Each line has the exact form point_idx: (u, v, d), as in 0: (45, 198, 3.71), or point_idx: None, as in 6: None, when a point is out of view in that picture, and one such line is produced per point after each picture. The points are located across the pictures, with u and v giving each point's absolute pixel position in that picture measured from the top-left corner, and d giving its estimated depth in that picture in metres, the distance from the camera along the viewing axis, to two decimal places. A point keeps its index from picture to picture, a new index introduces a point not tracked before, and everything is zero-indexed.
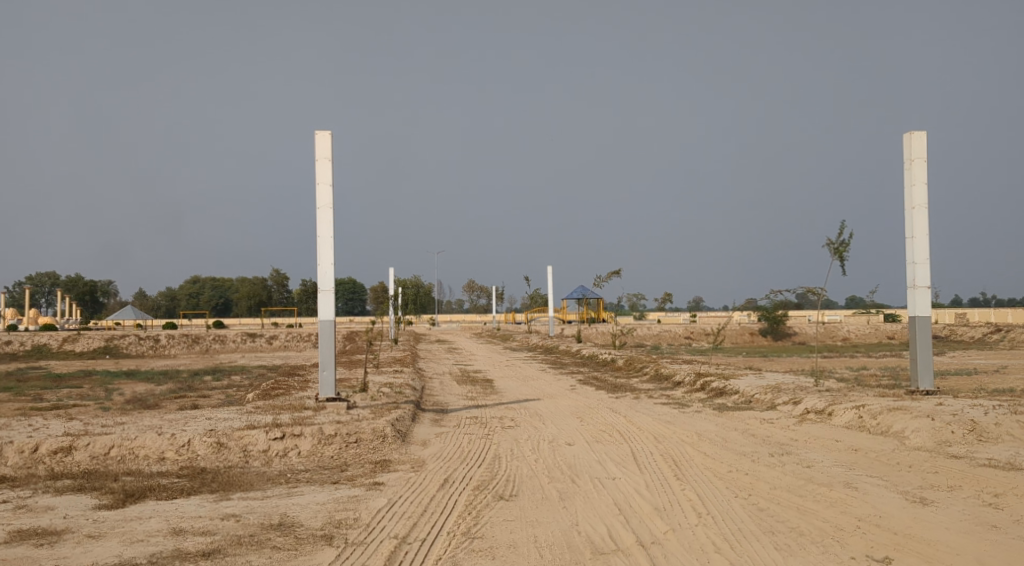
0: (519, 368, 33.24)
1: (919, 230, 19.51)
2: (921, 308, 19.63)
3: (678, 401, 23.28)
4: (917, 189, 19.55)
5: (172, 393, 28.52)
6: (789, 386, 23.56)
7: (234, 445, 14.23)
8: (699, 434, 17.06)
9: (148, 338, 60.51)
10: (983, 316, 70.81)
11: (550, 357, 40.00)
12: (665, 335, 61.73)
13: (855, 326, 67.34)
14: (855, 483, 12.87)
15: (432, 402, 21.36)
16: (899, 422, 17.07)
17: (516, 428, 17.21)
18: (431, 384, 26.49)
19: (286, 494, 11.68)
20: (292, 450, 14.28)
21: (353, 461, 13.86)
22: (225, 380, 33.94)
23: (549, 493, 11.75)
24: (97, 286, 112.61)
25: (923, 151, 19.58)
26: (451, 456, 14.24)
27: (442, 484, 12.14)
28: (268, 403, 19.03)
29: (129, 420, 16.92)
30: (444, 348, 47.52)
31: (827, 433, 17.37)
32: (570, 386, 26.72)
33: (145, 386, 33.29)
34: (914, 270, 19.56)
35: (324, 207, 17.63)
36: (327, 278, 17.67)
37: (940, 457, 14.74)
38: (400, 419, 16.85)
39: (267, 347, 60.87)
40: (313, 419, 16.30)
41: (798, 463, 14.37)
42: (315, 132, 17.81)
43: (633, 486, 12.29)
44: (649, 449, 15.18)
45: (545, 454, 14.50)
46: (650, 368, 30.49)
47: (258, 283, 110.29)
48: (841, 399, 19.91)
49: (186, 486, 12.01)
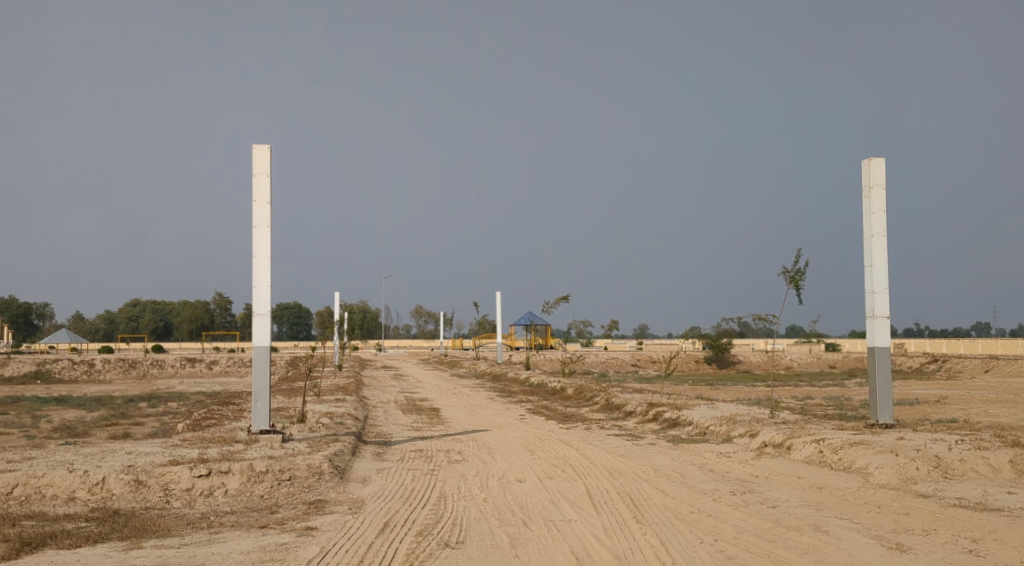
0: (466, 396, 32.17)
1: (878, 258, 18.93)
2: (880, 339, 19.03)
3: (630, 432, 22.40)
4: (876, 217, 18.97)
5: (103, 422, 26.92)
6: (744, 417, 22.79)
7: (155, 484, 12.98)
8: (655, 469, 16.15)
9: (83, 362, 58.22)
10: (920, 345, 71.41)
11: (497, 384, 39.02)
12: (612, 363, 61.13)
13: (798, 354, 67.48)
14: (825, 525, 12.09)
15: (374, 433, 20.20)
16: (861, 457, 16.33)
17: (463, 463, 16.14)
18: (374, 414, 25.28)
19: (207, 541, 10.49)
20: (219, 488, 13.06)
21: (285, 501, 12.70)
22: (162, 407, 32.40)
23: (500, 539, 10.75)
24: (31, 307, 108.92)
25: (881, 177, 19.02)
26: (393, 495, 13.17)
27: (381, 529, 11.06)
28: (197, 435, 17.67)
29: (40, 454, 15.51)
30: (390, 374, 46.38)
31: (787, 469, 16.61)
32: (518, 415, 25.71)
33: (76, 413, 31.60)
34: (873, 299, 18.98)
35: (261, 226, 16.50)
36: (264, 301, 16.48)
37: (908, 496, 14.03)
38: (339, 453, 15.69)
39: (206, 372, 58.95)
40: (244, 453, 15.06)
41: (762, 503, 13.50)
42: (253, 146, 16.71)
43: (590, 530, 11.35)
44: (605, 486, 14.25)
45: (494, 492, 13.48)
46: (600, 397, 29.56)
47: (200, 306, 107.77)
48: (799, 431, 19.16)
49: (95, 532, 10.77)
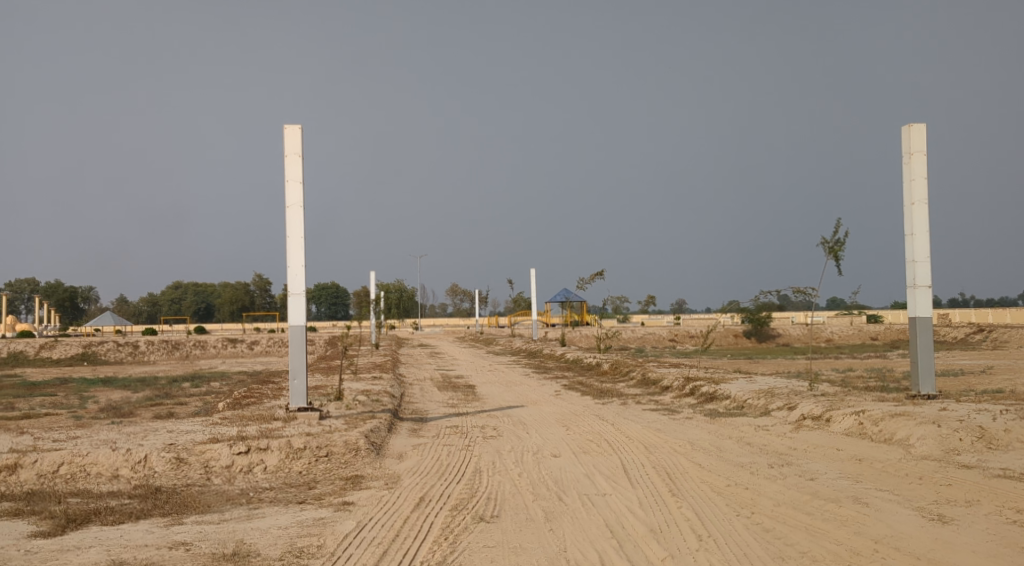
0: (502, 373, 32.26)
1: (919, 227, 18.61)
2: (921, 309, 18.74)
3: (666, 406, 22.31)
4: (916, 184, 18.64)
5: (147, 402, 27.37)
6: (782, 390, 22.61)
7: (195, 461, 13.16)
8: (692, 443, 16.08)
9: (127, 344, 59.17)
10: (964, 316, 70.30)
11: (534, 361, 39.05)
12: (649, 338, 60.91)
13: (839, 326, 66.77)
14: (864, 497, 11.96)
15: (410, 410, 20.32)
16: (902, 429, 16.13)
17: (499, 438, 16.18)
18: (411, 392, 25.41)
19: (246, 517, 10.62)
20: (257, 465, 13.22)
21: (322, 477, 12.82)
22: (203, 387, 32.84)
23: (535, 513, 10.77)
24: (76, 291, 110.79)
25: (922, 144, 18.68)
26: (429, 470, 13.24)
27: (417, 503, 11.13)
28: (236, 414, 17.88)
29: (84, 433, 15.78)
30: (427, 353, 46.60)
31: (826, 441, 16.45)
32: (555, 391, 25.72)
33: (120, 394, 32.16)
34: (914, 268, 18.68)
35: (294, 206, 16.58)
36: (298, 281, 16.59)
37: (950, 467, 13.84)
38: (375, 429, 15.79)
39: (247, 352, 59.66)
40: (281, 430, 15.22)
41: (800, 476, 13.39)
42: (284, 126, 16.77)
43: (625, 503, 11.33)
44: (640, 460, 14.21)
45: (530, 467, 13.50)
46: (637, 372, 29.48)
47: (240, 288, 108.91)
48: (839, 404, 18.96)
49: (137, 508, 10.95)
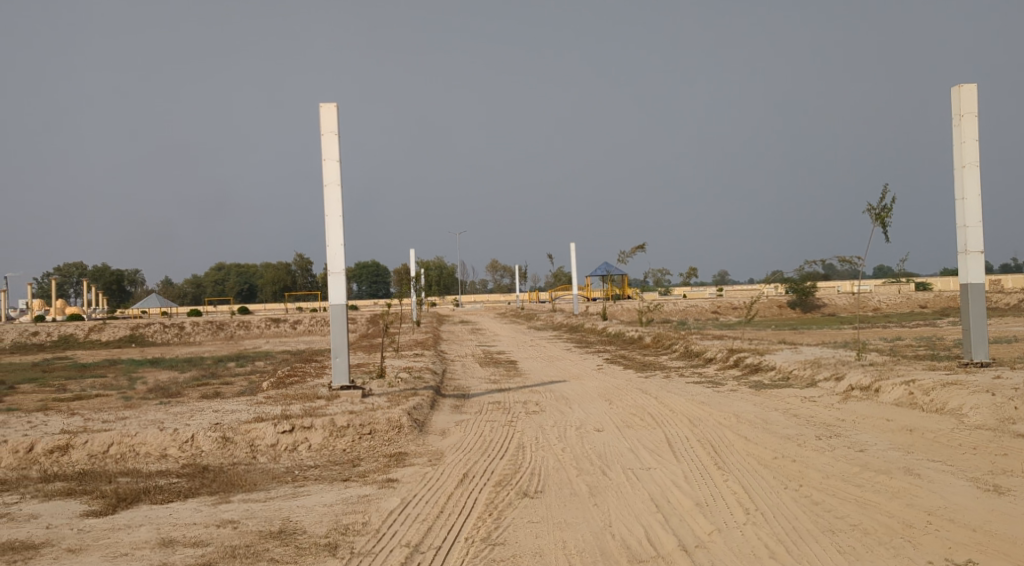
0: (544, 348, 32.24)
1: (970, 191, 18.17)
2: (973, 275, 18.33)
3: (711, 379, 22.11)
4: (967, 147, 18.18)
5: (194, 382, 27.70)
6: (829, 360, 22.30)
7: (241, 440, 13.27)
8: (737, 416, 15.90)
9: (173, 326, 59.99)
10: (1015, 282, 68.88)
11: (575, 335, 38.98)
12: (692, 310, 60.50)
13: (886, 295, 65.78)
14: (916, 468, 11.74)
15: (453, 387, 20.34)
16: (954, 398, 15.80)
17: (542, 414, 16.13)
18: (454, 368, 25.46)
19: (291, 494, 10.68)
20: (302, 443, 13.30)
21: (366, 455, 12.87)
22: (249, 366, 33.20)
23: (579, 488, 10.71)
24: (123, 274, 112.42)
25: (972, 105, 18.20)
26: (472, 447, 13.23)
27: (461, 480, 11.12)
28: (280, 393, 18.01)
29: (133, 414, 16.00)
30: (469, 329, 46.69)
31: (876, 412, 16.19)
32: (597, 365, 25.63)
33: (168, 374, 32.63)
34: (965, 233, 18.26)
35: (331, 184, 16.60)
36: (337, 259, 16.61)
37: (1005, 437, 13.53)
38: (418, 406, 15.81)
39: (291, 332, 60.23)
40: (325, 409, 15.29)
41: (849, 448, 13.18)
42: (319, 105, 16.75)
43: (670, 477, 11.24)
44: (685, 433, 14.09)
45: (573, 442, 13.44)
46: (680, 344, 29.29)
47: (283, 267, 109.77)
48: (887, 374, 18.63)
49: (185, 487, 11.07)
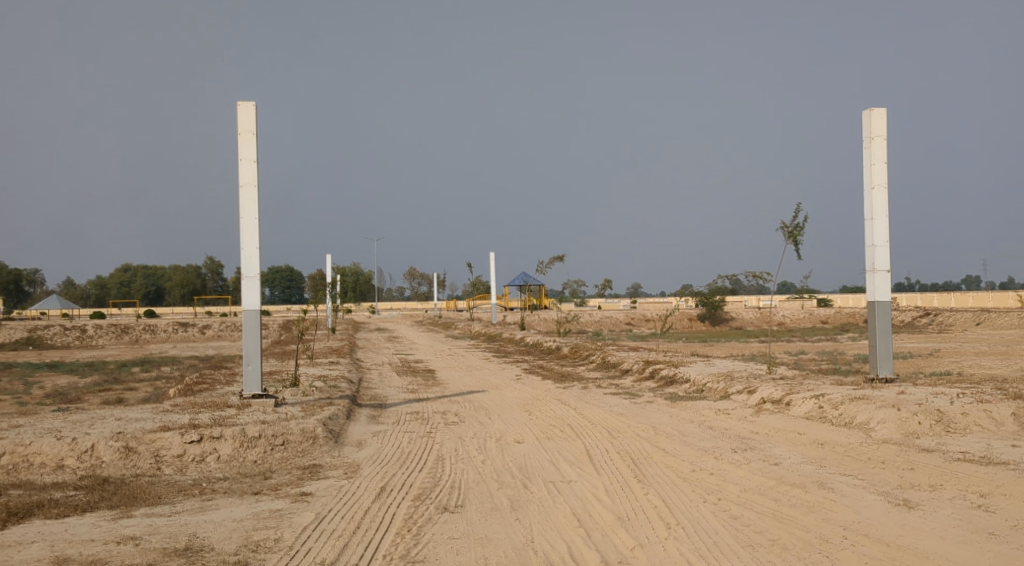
0: (461, 357, 31.97)
1: (879, 211, 18.58)
2: (880, 293, 18.73)
3: (627, 390, 22.20)
4: (877, 169, 18.59)
5: (96, 387, 26.59)
6: (742, 373, 22.58)
7: (145, 450, 12.67)
8: (654, 428, 15.89)
9: (75, 328, 57.76)
10: (911, 299, 71.37)
11: (492, 344, 38.78)
12: (606, 322, 60.96)
13: (790, 310, 67.39)
14: (829, 482, 11.86)
15: (368, 396, 19.96)
16: (863, 413, 16.09)
17: (460, 424, 15.87)
18: (369, 376, 25.02)
19: (198, 508, 10.21)
20: (210, 455, 12.78)
21: (279, 467, 12.43)
22: (155, 372, 32.09)
23: (499, 502, 10.49)
24: (22, 273, 108.03)
25: (882, 128, 18.62)
26: (389, 458, 12.90)
27: (378, 493, 10.79)
28: (188, 400, 17.34)
29: (28, 421, 15.18)
30: (384, 336, 46.12)
31: (787, 425, 16.38)
32: (514, 375, 25.51)
33: (68, 379, 31.31)
34: (873, 253, 18.66)
35: (247, 185, 16.08)
36: (252, 263, 16.08)
37: (911, 451, 13.81)
38: (333, 417, 15.39)
39: (200, 337, 58.60)
40: (236, 418, 14.76)
41: (764, 461, 13.26)
42: (236, 102, 16.21)
43: (591, 491, 11.11)
44: (604, 445, 14.01)
45: (492, 454, 13.23)
46: (596, 355, 29.36)
47: (191, 270, 107.09)
48: (798, 388, 18.93)
49: (82, 500, 10.48)
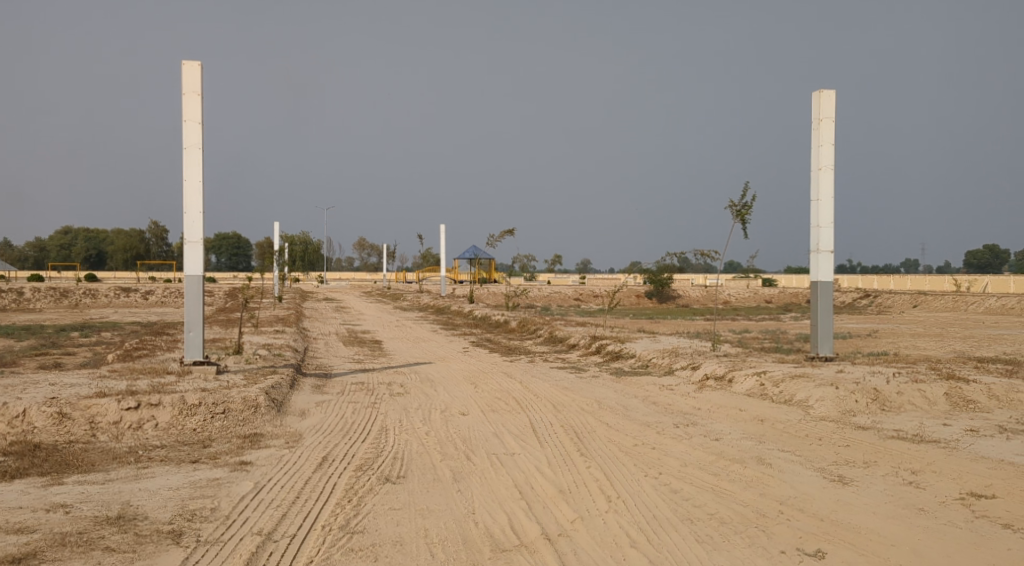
0: (409, 328, 31.81)
1: (825, 192, 18.79)
2: (823, 273, 18.97)
3: (573, 364, 22.31)
4: (824, 150, 18.78)
5: (33, 351, 26.03)
6: (687, 349, 22.80)
7: (79, 417, 12.38)
8: (598, 402, 15.98)
9: (11, 291, 56.42)
10: (852, 281, 72.59)
11: (440, 317, 38.71)
12: (554, 297, 61.13)
13: (735, 289, 68.19)
14: (767, 458, 12.01)
15: (313, 365, 19.79)
16: (802, 390, 16.34)
17: (405, 395, 15.80)
18: (314, 346, 24.80)
19: (134, 477, 10.02)
20: (148, 422, 12.56)
21: (219, 435, 12.26)
22: (95, 337, 31.46)
23: (442, 473, 10.45)
24: None
25: (831, 110, 18.79)
26: (332, 428, 12.79)
27: (319, 463, 10.69)
28: (127, 366, 17.02)
29: None
30: (330, 306, 45.73)
31: (728, 401, 16.57)
32: (462, 348, 25.46)
33: (4, 342, 30.62)
34: (817, 233, 18.90)
35: (191, 147, 15.74)
36: (195, 228, 15.78)
37: (848, 429, 14.05)
38: (276, 385, 15.21)
39: (142, 302, 57.64)
40: (175, 385, 14.50)
41: (705, 436, 13.39)
42: (182, 63, 15.83)
43: (534, 463, 11.13)
44: (548, 418, 14.04)
45: (436, 426, 13.19)
46: (543, 329, 29.41)
47: (135, 234, 105.08)
48: (741, 365, 19.17)
49: (12, 467, 10.22)
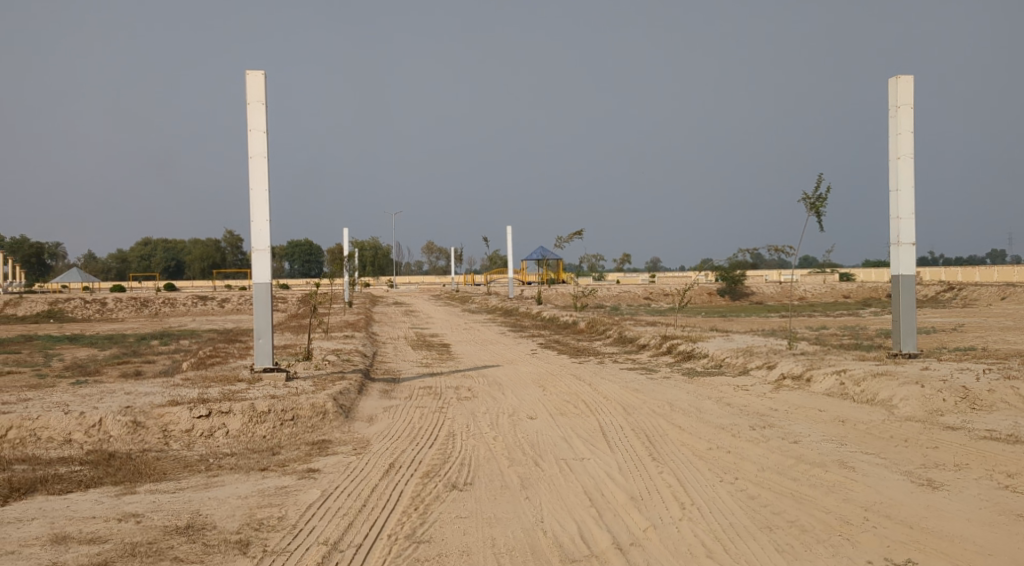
0: (478, 331, 31.72)
1: (904, 182, 18.10)
2: (904, 266, 18.27)
3: (644, 365, 21.90)
4: (903, 138, 18.10)
5: (113, 360, 26.64)
6: (762, 348, 22.21)
7: (152, 425, 12.50)
8: (671, 404, 15.59)
9: (94, 301, 57.94)
10: (933, 274, 70.38)
11: (510, 318, 38.59)
12: (624, 296, 60.57)
13: (811, 284, 66.70)
14: (850, 461, 11.53)
15: (382, 370, 19.78)
16: (885, 389, 15.71)
17: (473, 399, 15.63)
18: (384, 350, 24.83)
19: (203, 485, 10.02)
20: (219, 430, 12.60)
21: (287, 443, 12.24)
22: (173, 345, 32.06)
23: (510, 480, 10.24)
24: (43, 246, 108.77)
25: (909, 97, 18.11)
26: (400, 434, 12.67)
27: (386, 470, 10.57)
28: (200, 374, 17.19)
29: (38, 395, 15.06)
30: (401, 310, 45.89)
31: (808, 401, 16.04)
32: (531, 350, 25.25)
33: (86, 352, 31.40)
34: (898, 225, 18.20)
35: (257, 157, 15.81)
36: (262, 236, 15.85)
37: (936, 429, 13.43)
38: (345, 391, 15.18)
39: (219, 310, 58.70)
40: (246, 393, 14.56)
41: (783, 438, 12.94)
42: (246, 73, 15.92)
43: (604, 468, 10.85)
44: (619, 422, 13.74)
45: (504, 430, 12.99)
46: (613, 330, 29.03)
47: (211, 244, 107.50)
48: (820, 363, 18.55)
49: (86, 476, 10.31)
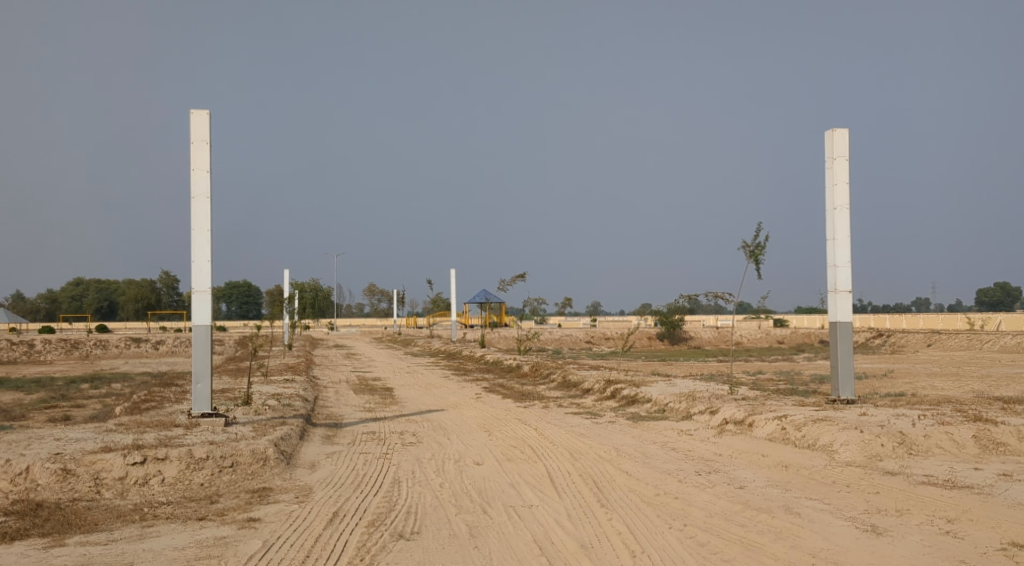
0: (420, 375, 31.40)
1: (841, 231, 18.45)
2: (842, 313, 18.54)
3: (587, 409, 21.83)
4: (839, 188, 18.48)
5: (41, 404, 25.76)
6: (703, 393, 22.31)
7: (84, 472, 12.04)
8: (616, 449, 15.52)
9: (22, 343, 56.16)
10: (865, 320, 71.85)
11: (451, 362, 38.34)
12: (566, 340, 60.66)
13: (748, 330, 67.57)
14: (795, 507, 11.55)
15: (323, 415, 19.40)
16: (825, 435, 15.84)
17: (418, 445, 15.38)
18: (325, 394, 24.41)
19: (138, 536, 9.65)
20: (154, 477, 12.19)
21: (226, 490, 11.87)
22: (105, 389, 31.12)
23: (458, 529, 10.04)
24: None
25: (845, 148, 18.51)
26: (343, 481, 12.39)
27: (330, 519, 10.30)
28: (135, 419, 16.67)
29: None
30: (341, 353, 45.33)
31: (751, 447, 16.09)
32: (474, 394, 25.03)
33: (11, 396, 30.31)
34: (835, 273, 18.51)
35: (200, 196, 15.53)
36: (203, 277, 15.51)
37: (876, 475, 13.55)
38: (286, 437, 14.85)
39: (152, 353, 57.33)
40: (182, 438, 14.14)
41: (729, 484, 12.95)
42: (190, 111, 15.70)
43: (552, 515, 10.71)
44: (565, 467, 13.62)
45: (450, 477, 12.78)
46: (556, 374, 28.94)
47: (146, 285, 105.34)
48: (761, 408, 18.66)
49: (13, 527, 9.86)
